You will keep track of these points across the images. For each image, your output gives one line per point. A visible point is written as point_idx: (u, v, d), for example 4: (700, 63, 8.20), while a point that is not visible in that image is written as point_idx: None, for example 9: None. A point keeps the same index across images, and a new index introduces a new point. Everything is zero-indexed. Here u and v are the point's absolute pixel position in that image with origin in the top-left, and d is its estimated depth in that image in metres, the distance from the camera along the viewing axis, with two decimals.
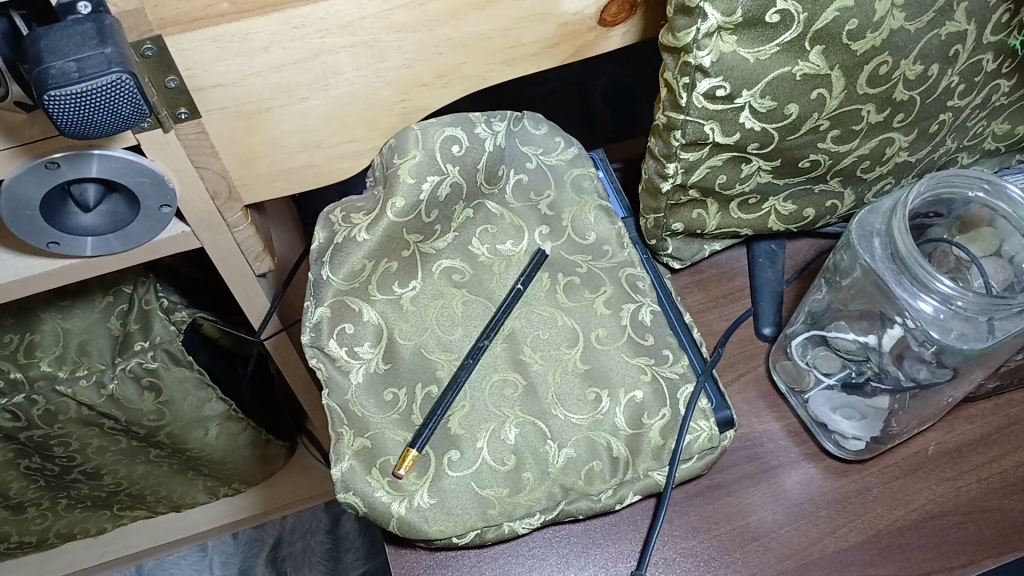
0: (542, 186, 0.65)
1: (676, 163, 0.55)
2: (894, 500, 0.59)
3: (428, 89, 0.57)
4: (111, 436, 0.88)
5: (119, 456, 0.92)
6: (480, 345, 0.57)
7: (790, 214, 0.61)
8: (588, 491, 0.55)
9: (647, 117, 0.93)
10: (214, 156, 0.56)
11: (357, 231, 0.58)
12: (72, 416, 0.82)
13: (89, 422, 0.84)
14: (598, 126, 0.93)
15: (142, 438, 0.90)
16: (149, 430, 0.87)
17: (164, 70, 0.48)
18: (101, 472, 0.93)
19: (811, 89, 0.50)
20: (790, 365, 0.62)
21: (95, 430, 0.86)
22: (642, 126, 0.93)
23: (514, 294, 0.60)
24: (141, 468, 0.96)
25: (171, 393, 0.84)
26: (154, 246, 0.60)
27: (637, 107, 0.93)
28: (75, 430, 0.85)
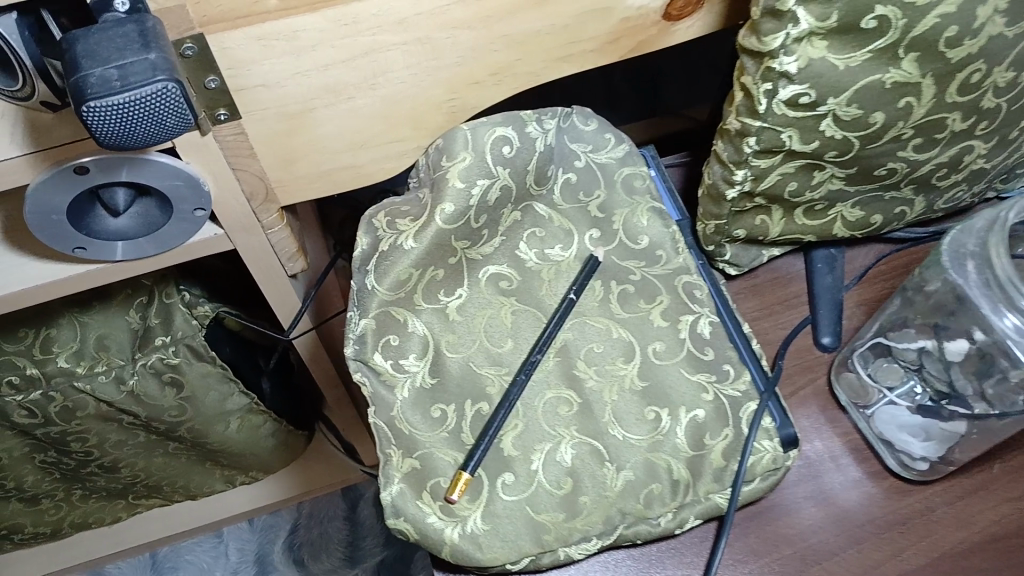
0: (591, 186, 0.61)
1: (746, 170, 0.51)
2: (960, 522, 0.56)
3: (481, 88, 0.53)
4: (130, 431, 0.85)
5: (138, 450, 0.89)
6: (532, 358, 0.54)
7: (856, 220, 0.58)
8: (647, 515, 0.53)
9: (670, 98, 0.90)
10: (253, 158, 0.52)
11: (404, 238, 0.55)
12: (91, 412, 0.80)
13: (108, 418, 0.81)
14: (622, 105, 0.90)
15: (162, 432, 0.87)
16: (170, 426, 0.85)
17: (205, 70, 0.44)
18: (119, 464, 0.91)
19: (899, 98, 0.46)
20: (854, 379, 0.60)
21: (113, 425, 0.83)
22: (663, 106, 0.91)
23: (567, 303, 0.57)
24: (159, 460, 0.94)
25: (193, 390, 0.81)
26: (186, 249, 0.57)
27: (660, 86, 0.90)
28: (94, 426, 0.82)
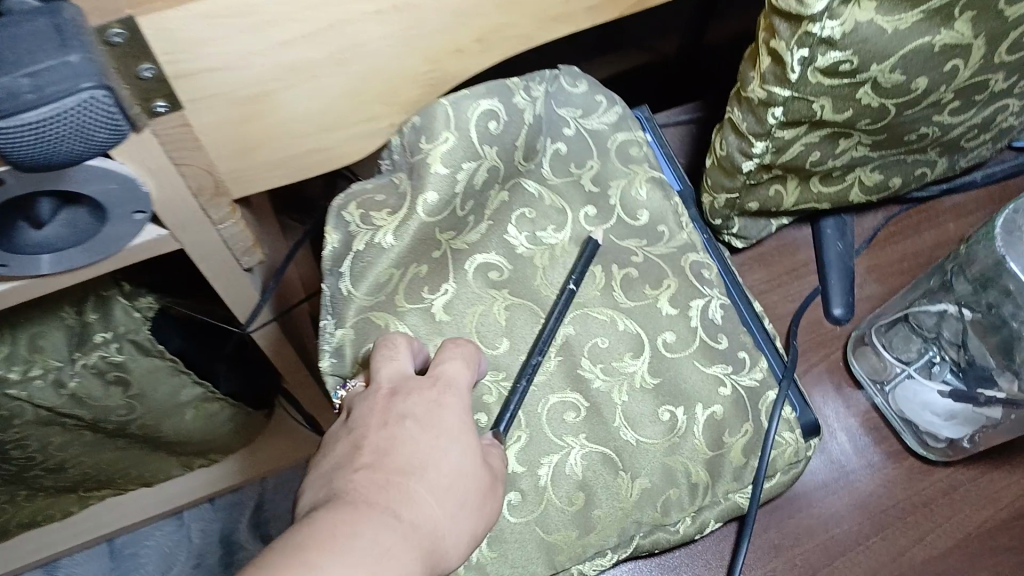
0: (583, 155, 0.55)
1: (767, 142, 0.45)
2: (982, 499, 0.54)
3: (465, 56, 0.45)
4: (75, 431, 0.78)
5: (85, 449, 0.82)
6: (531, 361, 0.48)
7: (875, 184, 0.53)
8: (665, 522, 0.49)
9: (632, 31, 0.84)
10: (200, 149, 0.44)
11: (381, 234, 0.49)
12: (28, 419, 0.72)
13: (48, 422, 0.74)
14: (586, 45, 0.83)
15: (110, 430, 0.79)
16: (120, 424, 0.78)
17: (137, 57, 0.36)
18: (66, 464, 0.83)
19: (947, 61, 0.41)
20: (874, 355, 0.57)
21: (56, 428, 0.76)
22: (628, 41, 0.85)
23: (568, 296, 0.50)
24: (110, 455, 0.86)
25: (141, 385, 0.74)
26: (125, 255, 0.49)
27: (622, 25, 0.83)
28: (33, 431, 0.74)
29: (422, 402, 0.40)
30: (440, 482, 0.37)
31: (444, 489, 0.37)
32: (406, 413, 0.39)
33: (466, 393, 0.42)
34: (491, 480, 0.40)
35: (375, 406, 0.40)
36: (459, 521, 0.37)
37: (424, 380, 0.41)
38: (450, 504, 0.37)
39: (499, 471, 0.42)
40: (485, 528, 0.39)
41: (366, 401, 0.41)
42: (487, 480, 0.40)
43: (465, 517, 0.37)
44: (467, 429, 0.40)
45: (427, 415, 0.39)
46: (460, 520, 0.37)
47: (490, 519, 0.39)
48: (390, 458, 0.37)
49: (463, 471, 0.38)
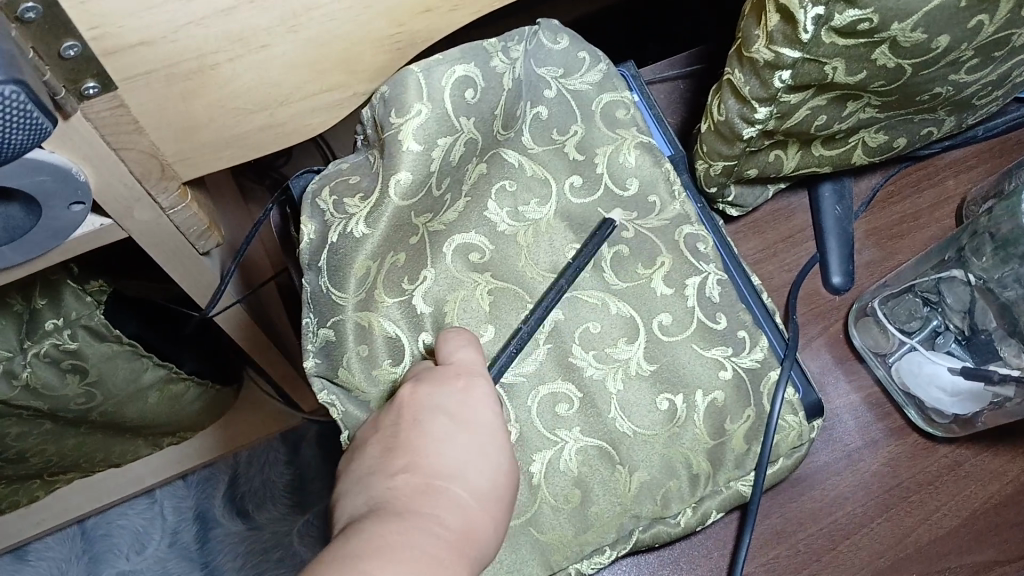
0: (566, 121, 0.51)
1: (771, 107, 0.42)
2: (988, 474, 0.52)
3: (433, 15, 0.41)
4: (33, 421, 0.73)
5: (45, 438, 0.77)
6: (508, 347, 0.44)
7: (878, 145, 0.50)
8: (665, 515, 0.46)
9: None
10: (140, 131, 0.40)
11: (355, 222, 0.46)
12: None
13: (2, 414, 0.69)
14: None
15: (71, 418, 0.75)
16: (80, 413, 0.74)
17: (58, 33, 0.31)
18: (26, 454, 0.79)
19: (972, 17, 0.37)
20: (875, 325, 0.53)
21: (12, 419, 0.71)
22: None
23: (559, 291, 0.46)
24: (73, 441, 0.82)
25: (100, 373, 0.70)
26: (66, 248, 0.44)
27: None
28: None
29: (446, 396, 0.39)
30: (480, 479, 0.37)
31: (483, 483, 0.37)
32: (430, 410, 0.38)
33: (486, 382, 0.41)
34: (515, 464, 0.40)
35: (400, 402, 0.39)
36: (498, 513, 0.37)
37: (439, 371, 0.40)
38: (489, 495, 0.37)
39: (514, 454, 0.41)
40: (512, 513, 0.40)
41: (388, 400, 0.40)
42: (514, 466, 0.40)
43: (502, 507, 0.37)
44: (493, 417, 0.39)
45: (452, 407, 0.39)
46: (499, 510, 0.37)
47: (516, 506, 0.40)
48: (426, 457, 0.37)
49: (498, 461, 0.38)
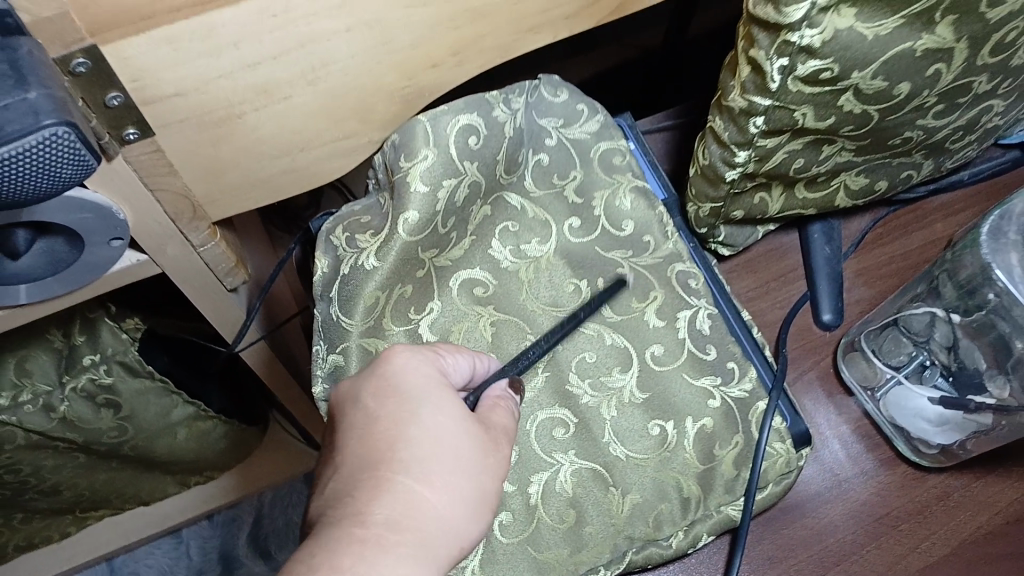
0: (565, 167, 0.55)
1: (749, 150, 0.45)
2: (976, 505, 0.53)
3: (439, 70, 0.45)
4: (68, 454, 0.77)
5: (78, 470, 0.81)
6: (525, 356, 0.48)
7: (860, 188, 0.53)
8: (657, 537, 0.48)
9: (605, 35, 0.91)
10: (173, 174, 0.44)
11: (365, 256, 0.48)
12: (19, 443, 0.71)
13: (39, 446, 0.73)
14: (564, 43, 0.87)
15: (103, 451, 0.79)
16: (111, 446, 0.77)
17: (103, 86, 0.36)
18: (60, 487, 0.83)
19: (930, 65, 0.40)
20: (862, 361, 0.56)
21: (47, 451, 0.75)
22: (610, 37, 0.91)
23: (571, 324, 0.49)
24: (105, 476, 0.86)
25: (131, 407, 0.74)
26: (105, 281, 0.48)
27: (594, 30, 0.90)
28: (25, 455, 0.73)
29: (375, 382, 0.40)
30: (420, 453, 0.37)
31: (425, 457, 0.37)
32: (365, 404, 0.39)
33: (431, 356, 0.41)
34: (483, 427, 0.40)
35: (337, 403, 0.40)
36: (457, 482, 0.37)
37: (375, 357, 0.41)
38: (439, 470, 0.37)
39: (507, 421, 0.42)
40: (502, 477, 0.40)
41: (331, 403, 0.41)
42: (477, 430, 0.40)
43: (461, 475, 0.38)
44: (433, 387, 0.40)
45: (383, 391, 0.39)
46: (458, 480, 0.37)
47: (504, 468, 0.40)
48: (357, 454, 0.37)
49: (441, 430, 0.38)
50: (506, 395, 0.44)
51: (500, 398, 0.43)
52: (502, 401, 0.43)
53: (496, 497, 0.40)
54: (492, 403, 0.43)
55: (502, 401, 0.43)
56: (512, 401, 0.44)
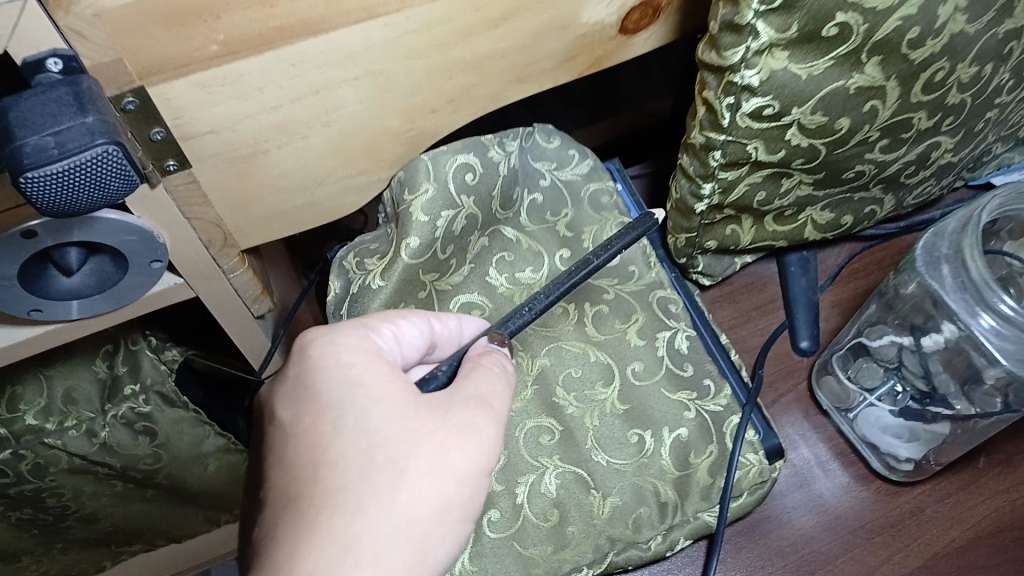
0: (558, 204, 0.61)
1: (713, 183, 0.50)
2: (949, 520, 0.56)
3: (438, 115, 0.52)
4: (106, 481, 0.82)
5: (116, 499, 0.86)
6: (518, 314, 0.47)
7: (827, 222, 0.57)
8: (636, 539, 0.52)
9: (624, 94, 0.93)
10: (207, 205, 0.51)
11: (372, 277, 0.55)
12: (63, 467, 0.75)
13: (82, 471, 0.77)
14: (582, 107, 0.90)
15: (139, 478, 0.84)
16: (147, 474, 0.81)
17: (149, 122, 0.43)
18: (98, 515, 0.87)
19: (865, 101, 0.45)
20: (835, 383, 0.59)
21: (89, 477, 0.79)
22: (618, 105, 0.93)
23: (585, 267, 0.49)
24: (137, 507, 0.90)
25: (167, 436, 0.78)
26: (144, 302, 0.54)
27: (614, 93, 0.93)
28: (68, 479, 0.77)
29: (293, 396, 0.39)
30: (349, 471, 0.36)
31: (354, 474, 0.36)
32: (284, 421, 0.38)
33: (356, 347, 0.40)
34: (438, 415, 0.38)
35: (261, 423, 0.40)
36: (402, 493, 0.36)
37: (290, 363, 0.40)
38: (375, 487, 0.36)
39: (482, 393, 0.40)
40: (475, 465, 0.38)
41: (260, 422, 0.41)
42: (428, 419, 0.38)
43: (406, 484, 0.36)
44: (359, 388, 0.38)
45: (299, 402, 0.38)
46: (403, 491, 0.36)
47: (476, 455, 0.38)
48: (279, 483, 0.37)
49: (374, 436, 0.37)
50: (490, 351, 0.43)
51: (483, 355, 0.43)
52: (488, 352, 0.43)
53: (470, 489, 0.38)
54: (471, 367, 0.42)
55: (483, 362, 0.42)
56: (488, 372, 0.41)
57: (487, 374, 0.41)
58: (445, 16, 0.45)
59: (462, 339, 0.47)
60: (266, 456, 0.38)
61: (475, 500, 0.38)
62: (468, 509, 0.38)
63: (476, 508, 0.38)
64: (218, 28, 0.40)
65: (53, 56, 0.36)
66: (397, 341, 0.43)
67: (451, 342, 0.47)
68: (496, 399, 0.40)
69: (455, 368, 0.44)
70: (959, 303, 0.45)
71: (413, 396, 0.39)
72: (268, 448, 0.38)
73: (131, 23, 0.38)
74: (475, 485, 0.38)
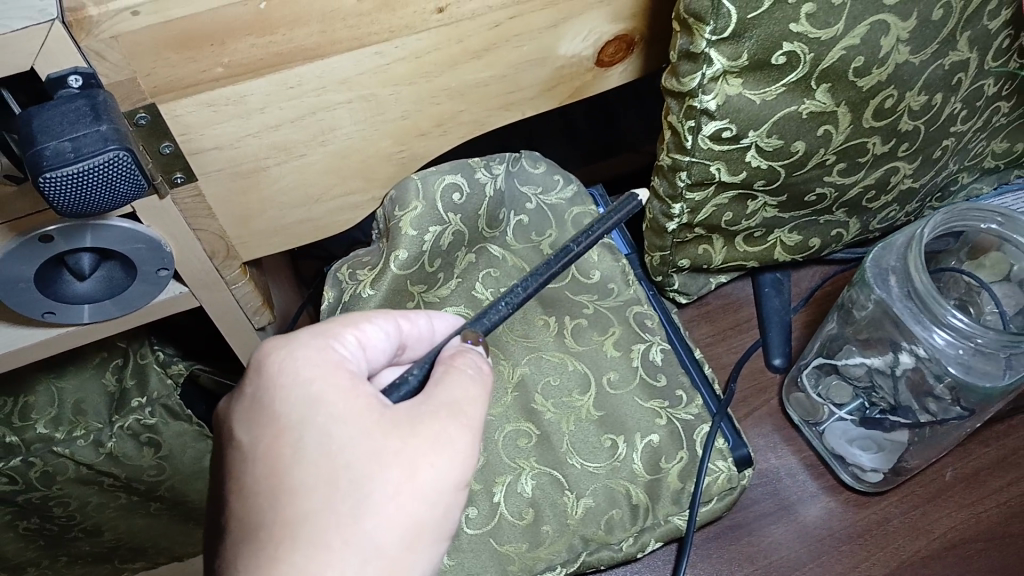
0: (543, 225, 0.65)
1: (681, 203, 0.54)
2: (915, 531, 0.58)
3: (426, 138, 0.56)
4: (111, 493, 0.76)
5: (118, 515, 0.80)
6: (494, 309, 0.45)
7: (795, 244, 0.61)
8: (609, 541, 0.54)
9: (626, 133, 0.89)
10: (210, 217, 0.53)
11: (363, 287, 0.59)
12: (70, 476, 0.72)
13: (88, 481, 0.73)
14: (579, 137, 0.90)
15: (143, 493, 0.78)
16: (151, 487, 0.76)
17: (158, 136, 0.46)
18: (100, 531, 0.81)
19: (818, 126, 0.49)
20: (803, 398, 0.62)
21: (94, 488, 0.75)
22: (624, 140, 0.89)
23: (563, 255, 0.46)
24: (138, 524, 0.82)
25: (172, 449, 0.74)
26: (148, 310, 0.56)
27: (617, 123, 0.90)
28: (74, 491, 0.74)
29: (251, 418, 0.39)
30: (311, 499, 0.36)
31: (317, 501, 0.36)
32: (242, 443, 0.38)
33: (317, 361, 0.40)
34: (405, 430, 0.37)
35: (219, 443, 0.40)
36: (368, 518, 0.36)
37: (247, 381, 0.40)
38: (340, 515, 0.35)
39: (454, 400, 0.39)
40: (446, 481, 0.37)
41: (218, 437, 0.41)
42: (391, 438, 0.37)
43: (373, 508, 0.36)
44: (320, 407, 0.38)
45: (256, 423, 0.38)
46: (369, 516, 0.36)
47: (447, 470, 0.37)
48: (242, 512, 0.37)
49: (338, 459, 0.36)
50: (463, 351, 0.42)
51: (456, 355, 0.42)
52: (461, 353, 0.42)
53: (442, 506, 0.37)
54: (444, 371, 0.40)
55: (456, 365, 0.41)
56: (461, 376, 0.40)
57: (460, 379, 0.40)
58: (432, 45, 0.49)
59: (435, 336, 0.48)
60: (226, 482, 0.38)
61: (448, 515, 0.38)
62: (441, 525, 0.38)
63: (450, 521, 0.38)
64: (223, 53, 0.43)
65: (74, 73, 0.40)
66: (363, 347, 0.43)
67: (422, 340, 0.47)
68: (469, 405, 0.39)
69: (427, 371, 0.43)
70: (908, 316, 0.49)
71: (378, 411, 0.38)
72: (228, 471, 0.38)
73: (145, 47, 0.41)
74: (448, 501, 0.37)
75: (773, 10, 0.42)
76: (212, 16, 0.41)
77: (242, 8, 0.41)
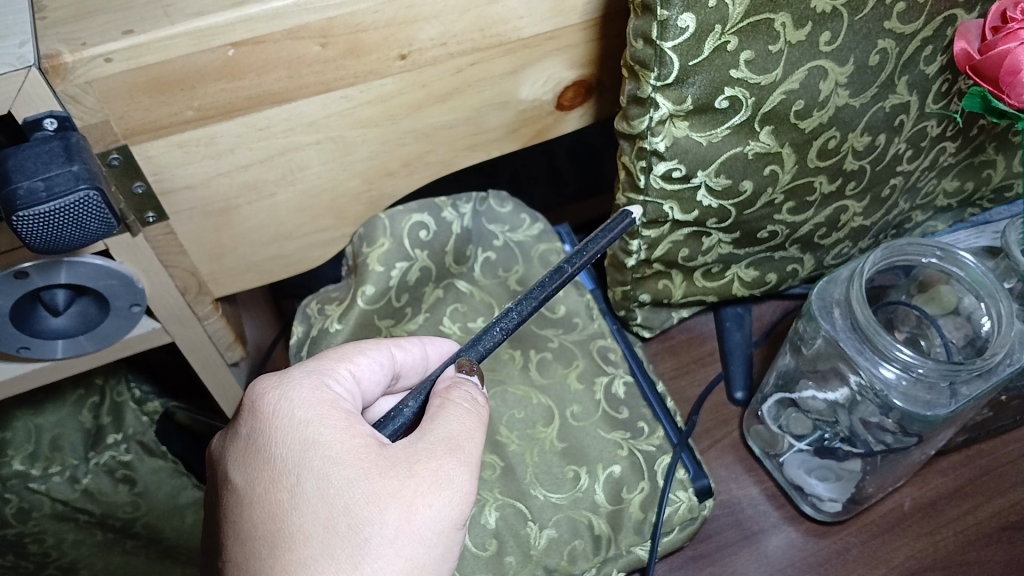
0: (509, 262, 0.68)
1: (639, 240, 0.55)
2: (874, 560, 0.59)
3: (394, 177, 0.58)
4: (86, 530, 0.71)
5: (91, 560, 0.73)
6: (488, 335, 0.44)
7: (752, 279, 0.63)
8: (572, 571, 0.54)
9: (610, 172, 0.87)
10: (184, 254, 0.54)
11: (331, 321, 0.62)
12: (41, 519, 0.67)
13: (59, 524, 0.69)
14: (564, 185, 0.87)
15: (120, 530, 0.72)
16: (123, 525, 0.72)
17: (132, 176, 0.48)
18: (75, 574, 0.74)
19: (764, 166, 0.52)
20: (763, 430, 0.63)
21: (67, 532, 0.70)
22: (608, 184, 0.87)
23: (559, 276, 0.46)
24: (110, 570, 0.75)
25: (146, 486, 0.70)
26: (124, 344, 0.56)
27: (602, 165, 0.87)
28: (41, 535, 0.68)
29: (247, 461, 0.39)
30: (308, 546, 0.36)
31: (314, 547, 0.36)
32: (239, 487, 0.38)
33: (312, 401, 0.40)
34: (403, 469, 0.37)
35: (214, 485, 0.40)
36: (367, 563, 0.35)
37: (243, 422, 0.40)
38: (336, 560, 0.35)
39: (452, 435, 0.39)
40: (444, 521, 0.37)
41: (212, 481, 0.41)
42: (388, 480, 0.37)
43: (372, 553, 0.35)
44: (316, 448, 0.38)
45: (252, 466, 0.39)
46: (368, 561, 0.35)
47: (446, 508, 0.37)
48: (240, 557, 0.37)
49: (336, 502, 0.36)
50: (458, 382, 0.42)
51: (452, 387, 0.41)
52: (457, 384, 0.42)
53: (442, 546, 0.37)
54: (439, 404, 0.40)
55: (452, 397, 0.40)
56: (456, 409, 0.40)
57: (456, 412, 0.40)
58: (397, 90, 0.51)
59: (428, 362, 0.50)
60: (224, 527, 0.38)
61: (448, 556, 0.37)
62: (441, 566, 0.37)
63: (450, 560, 0.38)
64: (193, 97, 0.45)
65: (49, 116, 0.42)
66: (356, 379, 0.44)
67: (416, 368, 0.49)
68: (466, 439, 0.39)
69: (423, 402, 0.43)
70: (852, 346, 0.51)
71: (374, 451, 0.38)
72: (224, 515, 0.39)
73: (118, 92, 0.43)
74: (447, 540, 0.37)
75: (713, 57, 0.44)
76: (183, 63, 0.43)
77: (211, 54, 0.44)
